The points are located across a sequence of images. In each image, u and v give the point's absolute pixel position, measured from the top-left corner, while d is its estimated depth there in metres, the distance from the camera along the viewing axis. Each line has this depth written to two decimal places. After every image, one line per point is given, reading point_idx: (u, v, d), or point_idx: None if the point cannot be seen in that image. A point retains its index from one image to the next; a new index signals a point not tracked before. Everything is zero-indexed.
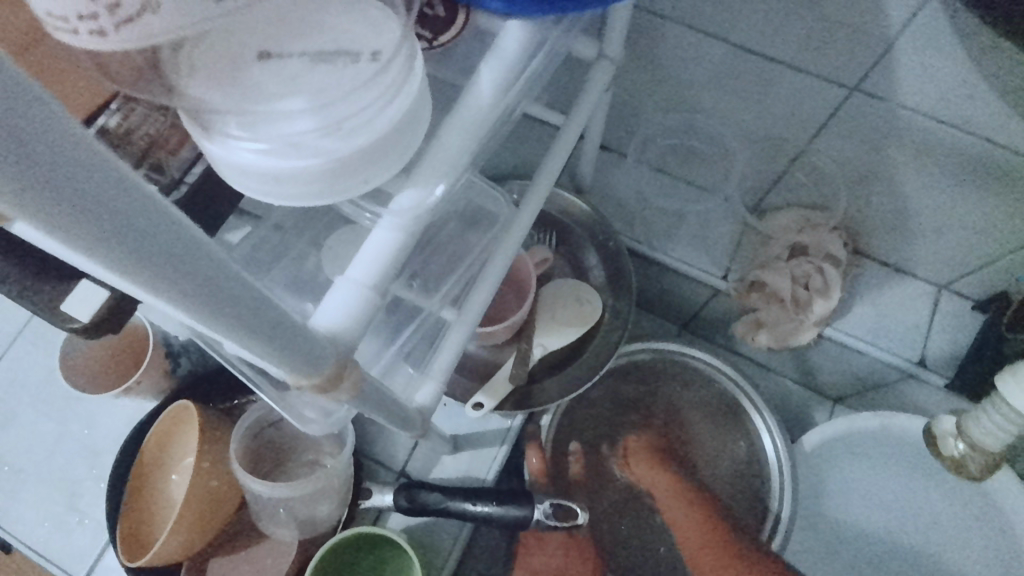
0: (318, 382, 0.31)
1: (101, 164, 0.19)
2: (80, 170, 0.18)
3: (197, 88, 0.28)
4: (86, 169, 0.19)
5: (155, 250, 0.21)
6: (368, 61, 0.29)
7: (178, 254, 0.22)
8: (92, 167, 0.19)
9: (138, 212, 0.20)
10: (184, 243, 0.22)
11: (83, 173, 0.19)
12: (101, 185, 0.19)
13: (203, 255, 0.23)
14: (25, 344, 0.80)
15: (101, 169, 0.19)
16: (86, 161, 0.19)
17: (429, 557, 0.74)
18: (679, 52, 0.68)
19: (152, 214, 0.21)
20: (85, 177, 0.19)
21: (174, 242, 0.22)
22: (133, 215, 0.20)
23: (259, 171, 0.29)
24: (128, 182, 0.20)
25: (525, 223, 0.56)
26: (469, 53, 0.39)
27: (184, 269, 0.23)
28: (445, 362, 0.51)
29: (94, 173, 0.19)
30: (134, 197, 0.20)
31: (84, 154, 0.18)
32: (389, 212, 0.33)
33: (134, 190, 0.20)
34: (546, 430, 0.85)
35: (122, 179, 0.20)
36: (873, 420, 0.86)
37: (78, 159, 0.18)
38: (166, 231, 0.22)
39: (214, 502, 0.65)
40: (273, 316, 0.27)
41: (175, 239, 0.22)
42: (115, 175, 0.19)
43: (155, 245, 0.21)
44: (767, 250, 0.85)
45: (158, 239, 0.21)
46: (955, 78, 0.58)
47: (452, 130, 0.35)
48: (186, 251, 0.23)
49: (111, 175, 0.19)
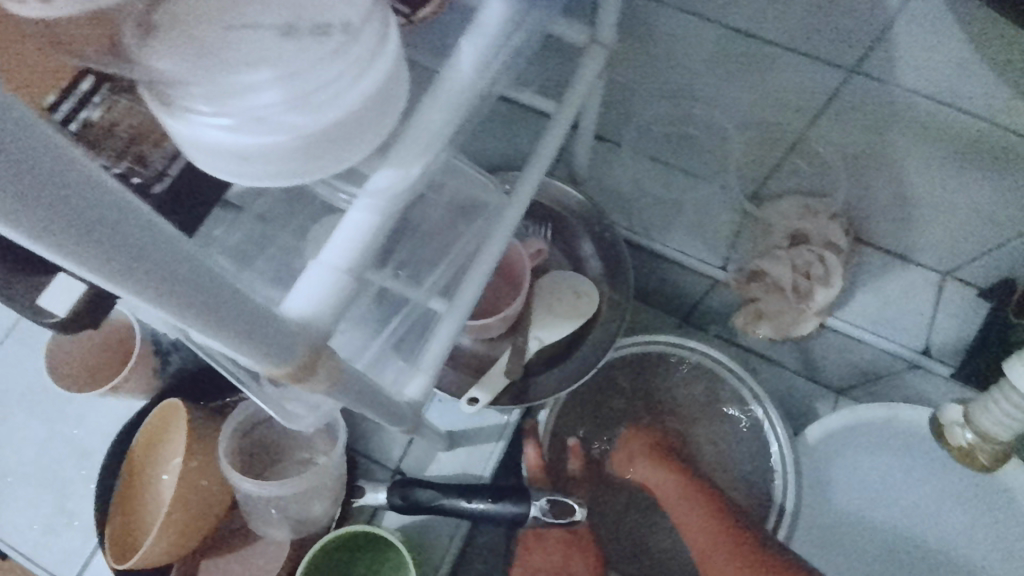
0: (290, 371, 0.29)
1: (44, 146, 0.18)
2: (21, 151, 0.17)
3: (158, 58, 0.27)
4: (28, 151, 0.17)
5: (115, 236, 0.20)
6: (337, 33, 0.29)
7: (139, 242, 0.21)
8: (35, 148, 0.18)
9: (90, 196, 0.19)
10: (146, 230, 0.21)
11: (25, 153, 0.17)
12: (47, 167, 0.18)
13: (168, 244, 0.22)
14: (13, 344, 0.78)
15: (47, 151, 0.18)
16: (27, 142, 0.17)
17: (425, 556, 0.73)
18: (673, 36, 0.66)
19: (107, 199, 0.20)
20: (28, 157, 0.17)
21: (133, 226, 0.21)
22: (85, 201, 0.19)
23: (226, 149, 0.28)
24: (77, 166, 0.19)
25: (516, 211, 0.54)
26: (450, 30, 0.38)
27: (147, 257, 0.21)
28: (435, 356, 0.48)
29: (38, 154, 0.18)
30: (86, 181, 0.19)
31: (23, 135, 0.17)
32: (365, 192, 0.32)
33: (84, 174, 0.19)
34: (544, 425, 0.84)
35: (70, 161, 0.19)
36: (881, 410, 0.85)
37: (17, 140, 0.17)
38: (124, 216, 0.20)
39: (203, 502, 0.63)
40: (242, 302, 0.26)
41: (136, 225, 0.21)
42: (61, 156, 0.18)
43: (113, 230, 0.20)
44: (767, 239, 0.83)
45: (117, 225, 0.20)
46: (956, 57, 0.56)
47: (431, 108, 0.33)
48: (149, 239, 0.21)
49: (57, 155, 0.18)
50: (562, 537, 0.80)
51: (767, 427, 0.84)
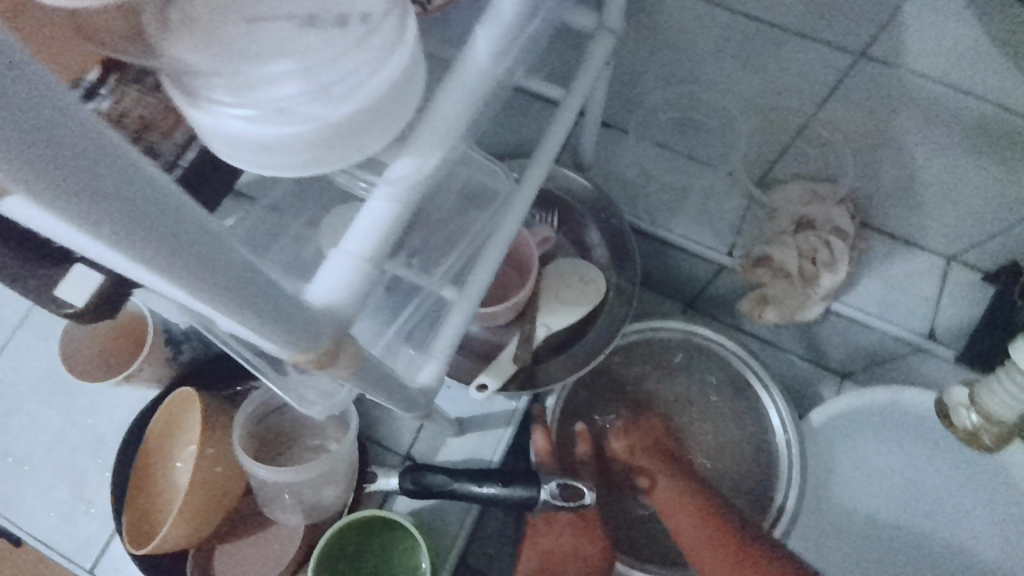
0: (313, 357, 0.30)
1: (86, 130, 0.18)
2: (65, 138, 0.17)
3: (178, 49, 0.28)
4: (71, 137, 0.17)
5: (150, 222, 0.20)
6: (355, 24, 0.29)
7: (173, 228, 0.21)
8: (77, 133, 0.17)
9: (128, 182, 0.19)
10: (179, 215, 0.21)
11: (67, 138, 0.17)
12: (89, 153, 0.18)
13: (201, 229, 0.22)
14: (27, 334, 0.79)
15: (88, 134, 0.18)
16: (70, 127, 0.17)
17: (437, 541, 0.74)
18: (681, 21, 0.66)
19: (147, 187, 0.20)
20: (70, 142, 0.17)
21: (170, 211, 0.21)
22: (126, 187, 0.19)
23: (247, 141, 0.28)
24: (117, 154, 0.19)
25: (525, 199, 0.55)
26: (463, 22, 0.39)
27: (183, 242, 0.22)
28: (448, 342, 0.49)
29: (84, 143, 0.18)
30: (125, 168, 0.19)
31: (66, 121, 0.17)
32: (384, 181, 0.33)
33: (123, 160, 0.19)
34: (552, 411, 0.85)
35: (113, 149, 0.19)
36: (885, 394, 0.86)
37: (60, 127, 0.17)
38: (162, 203, 0.21)
39: (218, 489, 0.64)
40: (269, 289, 0.26)
41: (170, 213, 0.21)
42: (104, 142, 0.18)
43: (149, 217, 0.20)
44: (774, 224, 0.83)
45: (155, 212, 0.20)
46: (964, 39, 0.56)
47: (446, 97, 0.33)
48: (183, 225, 0.22)
49: (96, 137, 0.18)
50: (570, 520, 0.80)
51: (773, 412, 0.85)
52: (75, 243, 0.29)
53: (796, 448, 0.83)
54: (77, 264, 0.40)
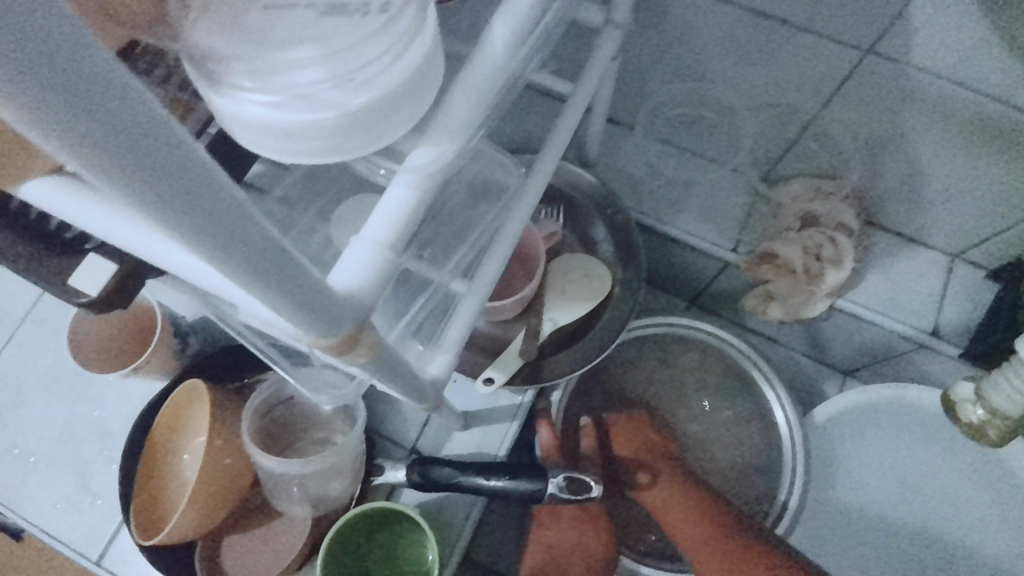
0: (334, 343, 0.30)
1: (140, 104, 0.17)
2: (119, 113, 0.17)
3: (200, 31, 0.27)
4: (123, 113, 0.17)
5: (194, 203, 0.21)
6: (377, 11, 0.29)
7: (213, 209, 0.21)
8: (131, 110, 0.17)
9: (173, 161, 0.19)
10: (222, 199, 0.21)
11: (122, 111, 0.17)
12: (146, 137, 0.18)
13: (239, 214, 0.22)
14: (33, 325, 0.80)
15: (143, 110, 0.18)
16: (125, 101, 0.17)
17: (443, 534, 0.74)
18: (689, 17, 0.66)
19: (197, 172, 0.20)
20: (125, 117, 0.17)
21: (213, 198, 0.21)
22: (178, 168, 0.19)
23: (269, 126, 0.29)
24: (171, 133, 0.19)
25: (533, 195, 0.55)
26: (477, 13, 0.39)
27: (221, 224, 0.22)
28: (460, 334, 0.49)
29: (138, 125, 0.18)
30: (176, 150, 0.19)
31: (119, 95, 0.17)
32: (404, 169, 0.33)
33: (170, 138, 0.19)
34: (557, 406, 0.84)
35: (167, 128, 0.18)
36: (887, 392, 0.88)
37: (116, 100, 0.17)
38: (207, 189, 0.21)
39: (227, 481, 0.64)
40: (299, 274, 0.26)
41: (215, 197, 0.21)
42: (157, 120, 0.18)
43: (193, 199, 0.20)
44: (778, 221, 0.85)
45: (199, 196, 0.21)
46: (974, 36, 0.56)
47: (462, 89, 0.34)
48: (223, 209, 0.22)
49: (150, 114, 0.18)
50: (575, 514, 0.81)
51: (776, 409, 0.85)
52: (102, 229, 0.30)
53: (799, 442, 0.84)
54: (91, 253, 0.40)
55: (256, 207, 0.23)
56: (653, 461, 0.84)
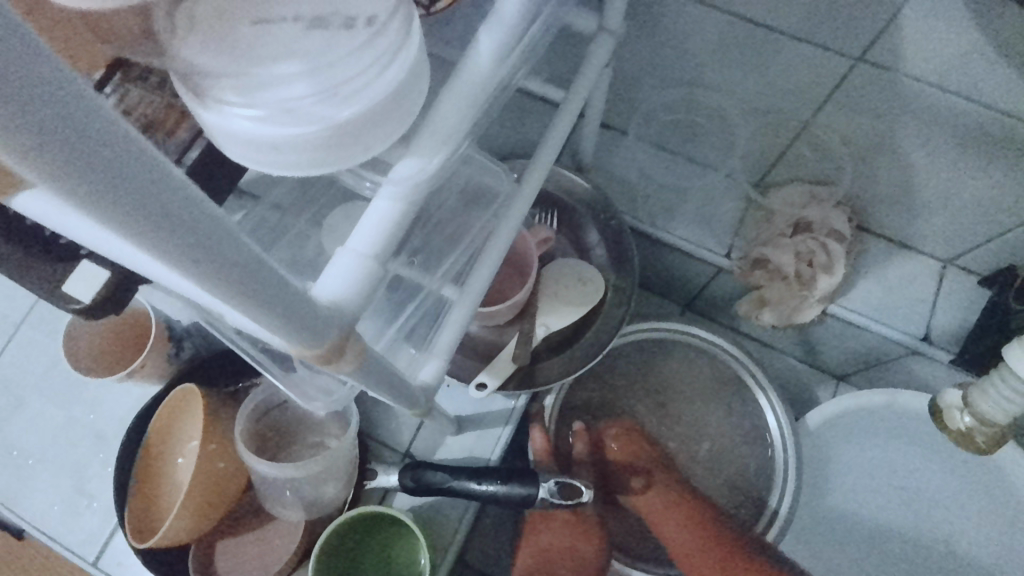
0: (320, 353, 0.30)
1: (100, 118, 0.18)
2: (83, 130, 0.17)
3: (190, 48, 0.29)
4: (88, 130, 0.17)
5: (176, 220, 0.21)
6: (362, 26, 0.30)
7: (190, 223, 0.22)
8: (94, 125, 0.18)
9: (154, 180, 0.20)
10: (203, 215, 0.22)
11: (88, 127, 0.17)
12: (123, 160, 0.19)
13: (221, 229, 0.23)
14: (30, 329, 0.80)
15: (105, 123, 0.18)
16: (88, 116, 0.17)
17: (436, 537, 0.74)
18: (682, 25, 0.67)
19: (175, 189, 0.21)
20: (90, 133, 0.18)
21: (194, 214, 0.22)
22: (157, 187, 0.20)
23: (256, 140, 0.29)
24: (147, 154, 0.19)
25: (524, 201, 0.55)
26: (465, 25, 0.40)
27: (203, 241, 0.22)
28: (450, 340, 0.50)
29: (114, 149, 0.18)
30: (154, 171, 0.20)
31: (81, 109, 0.17)
32: (389, 181, 0.33)
33: (150, 161, 0.19)
34: (550, 410, 0.85)
35: (131, 141, 0.19)
36: (882, 395, 0.86)
37: (80, 116, 0.17)
38: (187, 205, 0.21)
39: (220, 484, 0.65)
40: (282, 286, 0.26)
41: (196, 213, 0.22)
42: (120, 132, 0.18)
43: (176, 215, 0.21)
44: (769, 227, 0.84)
45: (180, 213, 0.21)
46: (962, 45, 0.57)
47: (447, 101, 0.34)
48: (205, 224, 0.22)
49: (112, 127, 0.18)
50: (569, 518, 0.81)
51: (769, 414, 0.85)
52: (92, 239, 0.30)
53: (791, 446, 0.84)
54: (84, 260, 0.41)
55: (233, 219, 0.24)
56: (653, 467, 0.85)
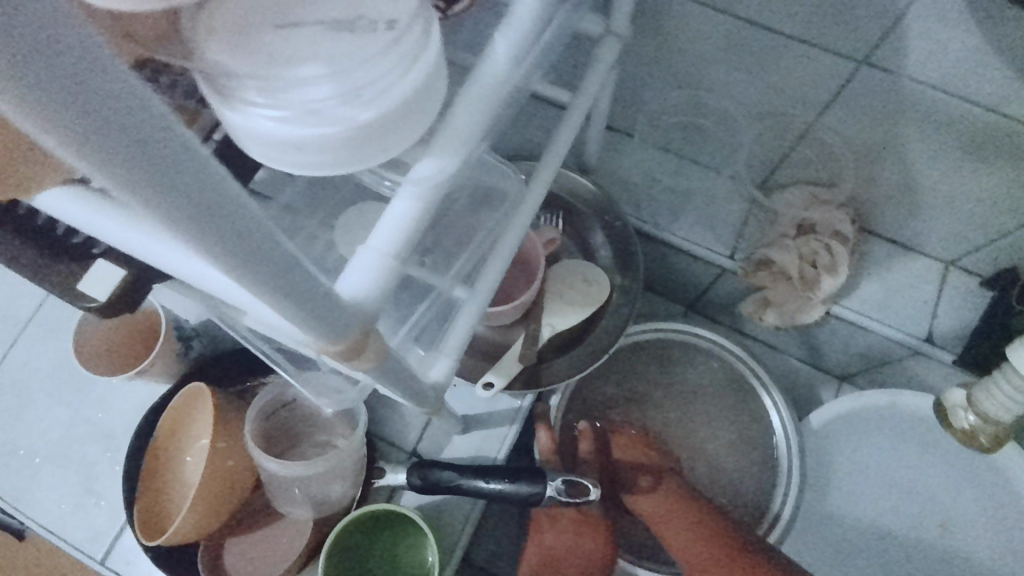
0: (342, 349, 0.31)
1: (155, 120, 0.18)
2: (136, 131, 0.18)
3: (214, 50, 0.29)
4: (140, 130, 0.18)
5: (214, 215, 0.22)
6: (384, 29, 0.30)
7: (226, 219, 0.22)
8: (148, 126, 0.18)
9: (199, 178, 0.20)
10: (239, 211, 0.22)
11: (139, 128, 0.18)
12: (173, 157, 0.19)
13: (255, 225, 0.23)
14: (38, 328, 0.81)
15: (160, 124, 0.18)
16: (142, 117, 0.18)
17: (442, 536, 0.75)
18: (687, 28, 0.68)
19: (216, 185, 0.21)
20: (143, 133, 0.18)
21: (231, 210, 0.22)
22: (201, 183, 0.20)
23: (279, 140, 0.30)
24: (194, 152, 0.20)
25: (533, 201, 0.56)
26: (478, 28, 0.40)
27: (238, 236, 0.23)
28: (460, 339, 0.51)
29: (165, 145, 0.19)
30: (199, 170, 0.20)
31: (137, 112, 0.18)
32: (409, 181, 0.34)
33: (198, 160, 0.20)
34: (556, 410, 0.86)
35: (182, 139, 0.19)
36: (880, 395, 0.90)
37: (133, 117, 0.18)
38: (224, 200, 0.22)
39: (230, 482, 0.65)
40: (308, 282, 0.27)
41: (233, 208, 0.22)
42: (171, 130, 0.19)
43: (215, 210, 0.22)
44: (776, 227, 0.85)
45: (218, 207, 0.22)
46: (965, 48, 0.58)
47: (464, 104, 0.35)
48: (240, 220, 0.23)
49: (166, 127, 0.19)
50: (574, 517, 0.81)
51: (771, 412, 0.86)
52: (118, 237, 0.30)
53: (794, 444, 0.84)
54: (100, 259, 0.41)
55: (268, 217, 0.24)
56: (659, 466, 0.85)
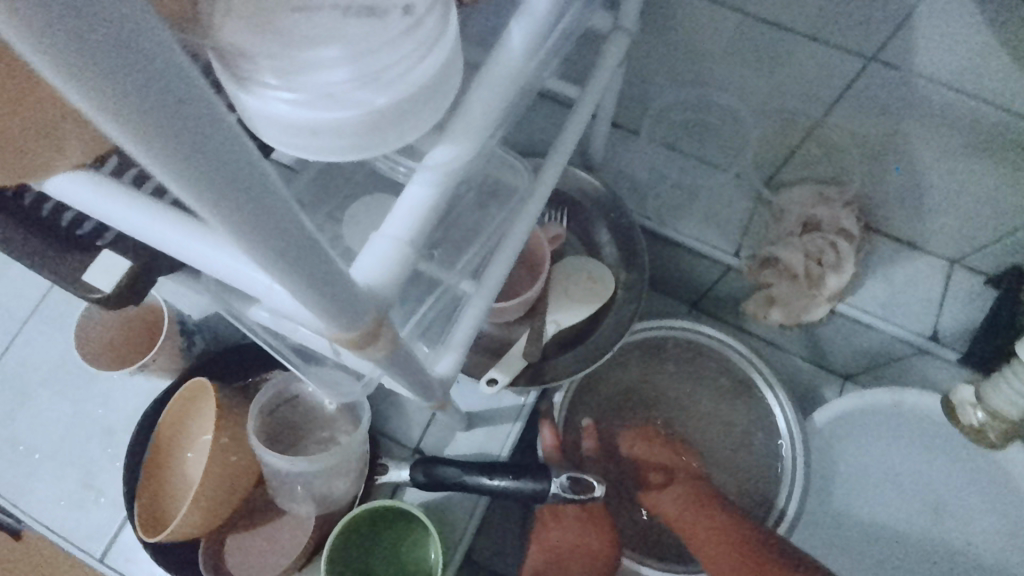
0: (356, 336, 0.31)
1: (202, 110, 0.18)
2: (184, 119, 0.17)
3: (230, 30, 0.28)
4: (187, 118, 0.17)
5: (243, 195, 0.21)
6: (403, 14, 0.30)
7: (253, 199, 0.21)
8: (190, 107, 0.17)
9: (229, 156, 0.19)
10: (266, 192, 0.22)
11: (177, 106, 0.17)
12: (205, 132, 0.18)
13: (280, 207, 0.23)
14: (37, 324, 0.80)
15: (198, 104, 0.17)
16: (182, 96, 0.17)
17: (445, 533, 0.74)
18: (695, 23, 0.67)
19: (245, 165, 0.20)
20: (181, 111, 0.17)
21: (260, 191, 0.21)
22: (230, 160, 0.19)
23: (294, 124, 0.29)
24: (226, 129, 0.19)
25: (541, 195, 0.56)
26: (492, 16, 0.40)
27: (263, 218, 0.22)
28: (467, 334, 0.50)
29: (198, 121, 0.18)
30: (231, 147, 0.19)
31: (176, 89, 0.17)
32: (424, 167, 0.33)
33: (229, 138, 0.19)
34: (559, 408, 0.85)
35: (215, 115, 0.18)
36: (886, 395, 0.88)
37: (173, 94, 0.17)
38: (253, 180, 0.21)
39: (233, 477, 0.65)
40: (326, 266, 0.26)
41: (261, 188, 0.21)
42: (206, 106, 0.18)
43: (244, 190, 0.21)
44: (780, 226, 0.85)
45: (248, 186, 0.21)
46: (977, 44, 0.57)
47: (478, 92, 0.34)
48: (266, 202, 0.22)
49: (200, 103, 0.17)
50: (579, 515, 0.81)
51: (775, 410, 0.85)
52: (132, 225, 0.30)
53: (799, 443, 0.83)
54: (105, 250, 0.40)
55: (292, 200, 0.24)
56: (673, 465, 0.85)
